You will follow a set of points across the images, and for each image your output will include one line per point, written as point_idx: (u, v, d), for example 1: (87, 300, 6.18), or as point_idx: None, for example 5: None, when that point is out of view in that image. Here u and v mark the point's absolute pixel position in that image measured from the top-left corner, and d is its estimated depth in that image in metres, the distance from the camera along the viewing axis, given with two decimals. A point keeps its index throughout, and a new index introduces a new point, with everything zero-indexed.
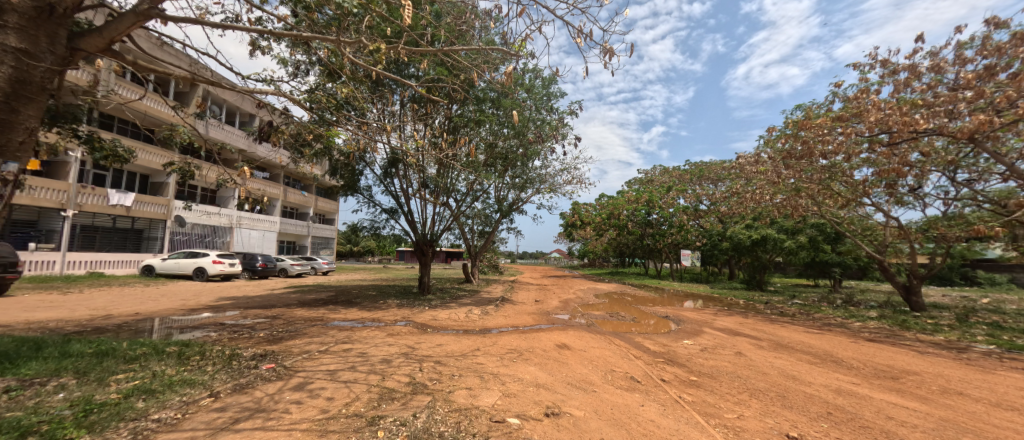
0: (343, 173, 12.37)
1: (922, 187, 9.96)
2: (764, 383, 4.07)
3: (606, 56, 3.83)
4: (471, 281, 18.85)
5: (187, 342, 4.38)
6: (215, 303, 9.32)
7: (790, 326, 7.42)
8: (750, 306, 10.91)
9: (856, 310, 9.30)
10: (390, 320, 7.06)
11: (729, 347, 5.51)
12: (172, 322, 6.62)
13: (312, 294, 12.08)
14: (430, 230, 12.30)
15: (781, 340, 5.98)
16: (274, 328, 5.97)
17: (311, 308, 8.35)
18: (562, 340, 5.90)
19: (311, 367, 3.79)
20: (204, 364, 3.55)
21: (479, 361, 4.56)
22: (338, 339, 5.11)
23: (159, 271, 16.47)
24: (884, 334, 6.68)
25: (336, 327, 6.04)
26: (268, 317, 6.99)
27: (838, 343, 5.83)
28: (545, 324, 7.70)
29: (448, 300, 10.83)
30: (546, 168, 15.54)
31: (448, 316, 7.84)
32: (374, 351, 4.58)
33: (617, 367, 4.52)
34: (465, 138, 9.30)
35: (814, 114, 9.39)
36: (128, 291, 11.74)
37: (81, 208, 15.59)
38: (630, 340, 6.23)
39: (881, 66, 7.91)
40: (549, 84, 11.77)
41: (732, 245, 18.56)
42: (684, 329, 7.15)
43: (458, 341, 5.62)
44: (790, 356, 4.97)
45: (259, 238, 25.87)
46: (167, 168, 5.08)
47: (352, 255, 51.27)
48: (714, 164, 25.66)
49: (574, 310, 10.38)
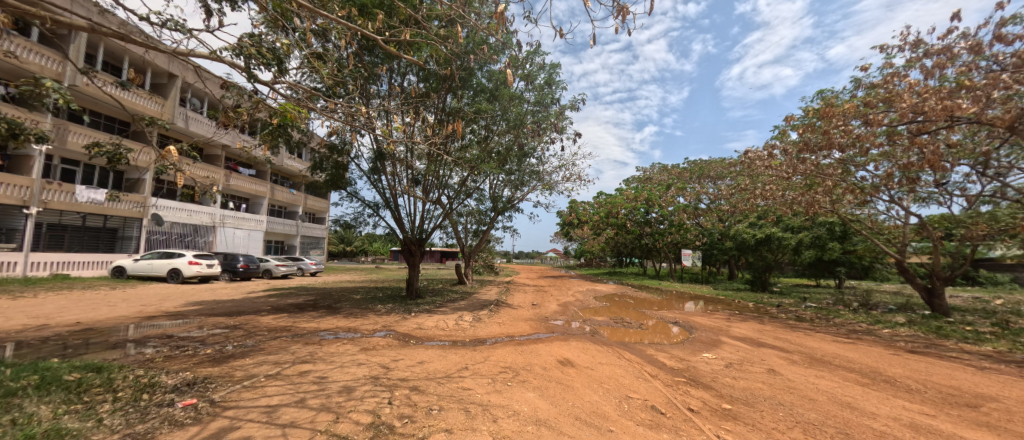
0: (325, 168, 11.47)
1: (947, 182, 9.29)
2: (815, 413, 3.30)
3: (619, 16, 3.10)
4: (465, 282, 18.03)
5: (102, 366, 3.51)
6: (177, 309, 8.40)
7: (815, 334, 6.71)
8: (761, 310, 10.18)
9: (879, 315, 8.61)
10: (369, 329, 6.22)
11: (759, 363, 4.75)
12: (113, 333, 5.70)
13: (291, 297, 11.20)
14: (420, 229, 11.43)
15: (813, 353, 5.25)
16: (228, 341, 5.10)
17: (283, 315, 7.46)
18: (564, 354, 5.10)
19: (247, 402, 2.95)
20: (98, 402, 2.68)
21: (466, 385, 3.76)
22: (298, 358, 4.25)
23: (130, 273, 15.40)
24: (923, 344, 5.98)
25: (304, 340, 5.21)
26: (228, 326, 6.13)
27: (880, 356, 5.13)
28: (544, 332, 6.90)
29: (438, 304, 10.03)
30: (545, 164, 14.80)
31: (436, 324, 7.00)
32: (337, 374, 3.75)
33: (634, 392, 3.75)
34: (456, 128, 8.48)
35: (836, 102, 8.57)
36: (88, 295, 10.73)
37: (46, 205, 14.44)
38: (642, 352, 5.47)
39: (914, 46, 7.19)
40: (548, 74, 10.91)
41: (736, 244, 17.86)
42: (699, 338, 6.40)
43: (444, 357, 4.81)
44: (833, 375, 4.23)
45: (244, 238, 24.79)
46: (91, 149, 4.13)
47: (344, 255, 50.05)
48: (714, 162, 24.93)
49: (574, 314, 9.61)
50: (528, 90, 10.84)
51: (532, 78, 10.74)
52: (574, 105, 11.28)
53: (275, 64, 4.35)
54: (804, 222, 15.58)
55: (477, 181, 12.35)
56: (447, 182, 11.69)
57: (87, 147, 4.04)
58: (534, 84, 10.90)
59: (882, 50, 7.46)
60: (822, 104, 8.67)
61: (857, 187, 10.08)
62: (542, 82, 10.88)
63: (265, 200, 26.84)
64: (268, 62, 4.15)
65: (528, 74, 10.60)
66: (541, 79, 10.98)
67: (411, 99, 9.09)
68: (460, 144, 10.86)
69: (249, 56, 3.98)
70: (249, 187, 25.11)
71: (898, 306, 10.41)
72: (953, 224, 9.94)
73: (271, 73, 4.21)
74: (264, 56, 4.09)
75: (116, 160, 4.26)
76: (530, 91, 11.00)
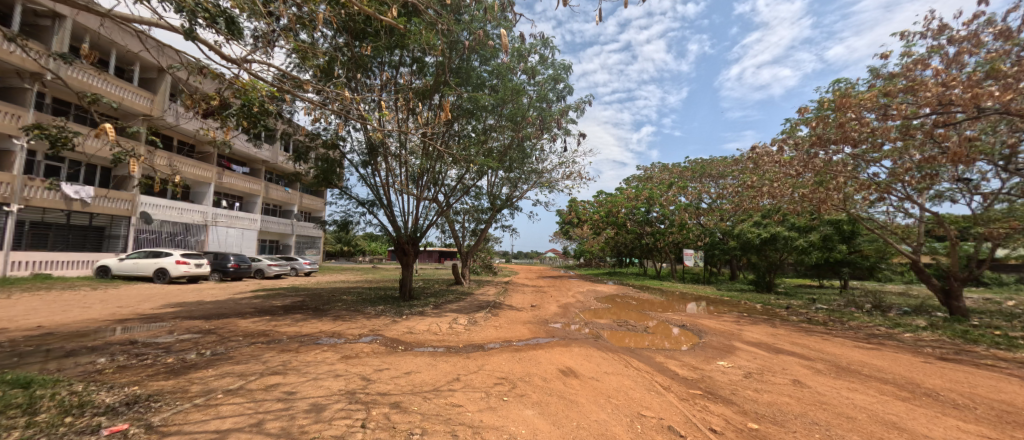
0: (314, 162, 11.03)
1: (966, 179, 8.84)
2: (857, 435, 2.86)
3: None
4: (462, 282, 17.59)
5: (32, 380, 3.03)
6: (154, 311, 7.90)
7: (834, 339, 6.28)
8: (770, 312, 9.75)
9: (896, 318, 8.18)
10: (355, 334, 5.76)
11: (781, 372, 4.31)
12: (72, 338, 5.20)
13: (279, 298, 10.69)
14: (414, 227, 10.95)
15: (838, 361, 4.82)
16: (197, 348, 4.62)
17: (264, 318, 6.95)
18: (566, 362, 4.64)
19: (193, 425, 2.49)
20: (4, 430, 2.21)
21: (455, 401, 3.30)
22: (268, 369, 3.78)
23: (115, 272, 14.87)
24: (952, 350, 5.56)
25: (280, 347, 4.74)
26: (201, 331, 5.65)
27: (913, 366, 4.71)
28: (544, 337, 6.43)
29: (432, 306, 9.61)
30: (545, 162, 14.36)
31: (428, 328, 6.55)
32: (308, 388, 3.28)
33: (647, 409, 3.29)
34: (450, 114, 7.91)
35: (852, 93, 8.12)
36: (65, 295, 10.21)
37: (27, 203, 13.88)
38: (651, 360, 5.01)
39: (940, 31, 6.75)
40: (552, 69, 10.26)
41: (739, 243, 17.43)
42: (710, 343, 5.96)
43: (434, 366, 4.35)
44: (867, 388, 3.80)
45: (237, 237, 24.23)
46: (30, 131, 3.87)
47: (341, 254, 49.44)
48: (716, 161, 24.29)
49: (575, 317, 9.16)
50: (530, 85, 10.18)
51: (535, 72, 10.09)
52: (579, 104, 10.74)
53: (226, 25, 3.78)
54: (812, 222, 15.10)
55: (475, 178, 11.88)
56: (443, 178, 11.20)
57: (22, 129, 3.77)
58: (538, 80, 10.19)
59: (903, 36, 7.02)
60: (836, 95, 8.25)
61: (871, 184, 9.69)
62: (546, 77, 10.25)
63: (259, 199, 26.39)
64: (212, 17, 3.57)
65: (530, 67, 10.01)
66: (544, 75, 10.29)
67: (403, 92, 8.62)
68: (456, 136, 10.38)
69: (191, 11, 3.35)
70: (243, 186, 24.60)
71: (913, 309, 9.98)
72: (972, 223, 9.50)
73: (219, 33, 3.62)
74: (208, 12, 3.49)
75: (58, 145, 4.00)
76: (532, 86, 10.27)
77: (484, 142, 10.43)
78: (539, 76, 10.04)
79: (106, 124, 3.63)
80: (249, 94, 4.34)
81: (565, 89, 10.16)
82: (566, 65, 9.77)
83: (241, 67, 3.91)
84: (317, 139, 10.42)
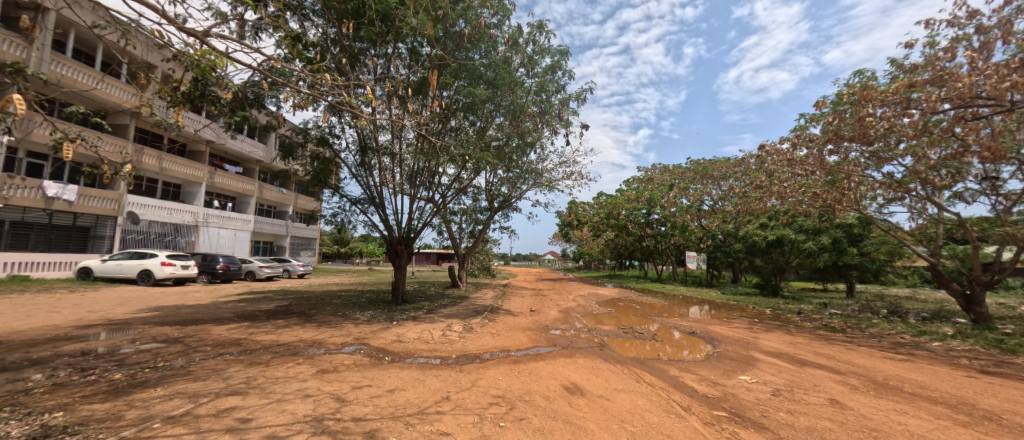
0: (304, 159, 10.50)
1: (992, 179, 8.33)
2: None
3: None
4: (459, 285, 17.11)
5: None
6: (127, 316, 7.36)
7: (859, 350, 5.80)
8: (781, 318, 9.29)
9: (920, 324, 7.71)
10: (337, 343, 5.24)
11: (813, 390, 3.82)
12: (21, 348, 4.66)
13: (265, 301, 10.14)
14: (408, 227, 10.44)
15: (872, 375, 4.35)
16: (155, 361, 4.09)
17: (242, 324, 6.40)
18: (572, 376, 4.12)
19: None
20: None
21: (443, 428, 2.78)
22: (228, 387, 3.25)
23: (97, 275, 14.26)
24: (992, 362, 5.09)
25: (249, 359, 4.22)
26: (169, 340, 5.13)
27: (957, 380, 4.23)
28: (544, 345, 5.94)
29: (426, 311, 9.08)
30: (544, 161, 13.87)
31: (419, 336, 6.04)
32: (269, 414, 2.76)
33: (668, 436, 2.78)
34: (437, 102, 7.42)
35: (873, 85, 7.68)
36: (39, 298, 9.65)
37: (6, 202, 13.24)
38: (664, 373, 4.52)
39: (969, 18, 6.36)
40: (550, 58, 9.70)
41: (744, 246, 17.00)
42: (726, 354, 5.45)
43: (423, 381, 3.84)
44: (918, 410, 3.31)
45: (229, 238, 23.64)
46: None
47: (337, 257, 48.67)
48: (719, 161, 23.25)
49: (578, 323, 8.63)
50: (529, 76, 9.68)
51: (533, 63, 9.59)
52: (580, 94, 10.27)
53: None
54: (821, 224, 14.59)
55: (472, 176, 11.38)
56: (439, 176, 10.69)
57: None
58: (536, 71, 9.68)
59: (928, 25, 6.61)
60: (854, 88, 7.83)
61: (890, 183, 9.22)
62: (545, 68, 9.73)
63: (252, 199, 25.85)
64: None
65: (528, 58, 9.49)
66: (542, 65, 9.78)
67: (395, 85, 8.14)
68: (453, 135, 9.86)
69: None
70: (236, 186, 24.07)
71: (930, 315, 9.53)
72: (995, 224, 8.99)
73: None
74: None
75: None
76: (531, 77, 9.79)
77: (481, 138, 9.88)
78: (537, 66, 9.54)
79: (13, 93, 2.96)
80: (202, 71, 3.79)
81: (565, 77, 9.63)
82: (565, 51, 9.24)
83: (194, 36, 3.36)
84: (307, 135, 9.94)
